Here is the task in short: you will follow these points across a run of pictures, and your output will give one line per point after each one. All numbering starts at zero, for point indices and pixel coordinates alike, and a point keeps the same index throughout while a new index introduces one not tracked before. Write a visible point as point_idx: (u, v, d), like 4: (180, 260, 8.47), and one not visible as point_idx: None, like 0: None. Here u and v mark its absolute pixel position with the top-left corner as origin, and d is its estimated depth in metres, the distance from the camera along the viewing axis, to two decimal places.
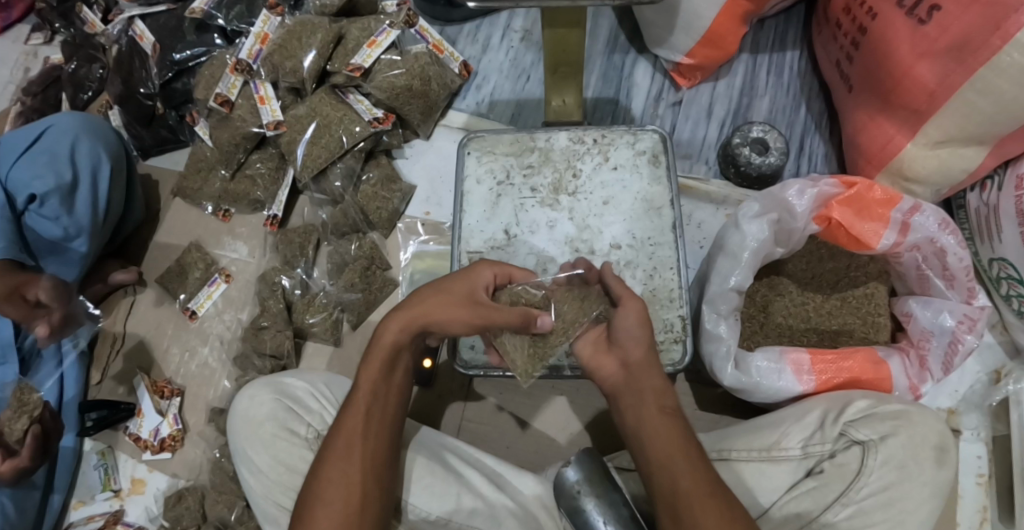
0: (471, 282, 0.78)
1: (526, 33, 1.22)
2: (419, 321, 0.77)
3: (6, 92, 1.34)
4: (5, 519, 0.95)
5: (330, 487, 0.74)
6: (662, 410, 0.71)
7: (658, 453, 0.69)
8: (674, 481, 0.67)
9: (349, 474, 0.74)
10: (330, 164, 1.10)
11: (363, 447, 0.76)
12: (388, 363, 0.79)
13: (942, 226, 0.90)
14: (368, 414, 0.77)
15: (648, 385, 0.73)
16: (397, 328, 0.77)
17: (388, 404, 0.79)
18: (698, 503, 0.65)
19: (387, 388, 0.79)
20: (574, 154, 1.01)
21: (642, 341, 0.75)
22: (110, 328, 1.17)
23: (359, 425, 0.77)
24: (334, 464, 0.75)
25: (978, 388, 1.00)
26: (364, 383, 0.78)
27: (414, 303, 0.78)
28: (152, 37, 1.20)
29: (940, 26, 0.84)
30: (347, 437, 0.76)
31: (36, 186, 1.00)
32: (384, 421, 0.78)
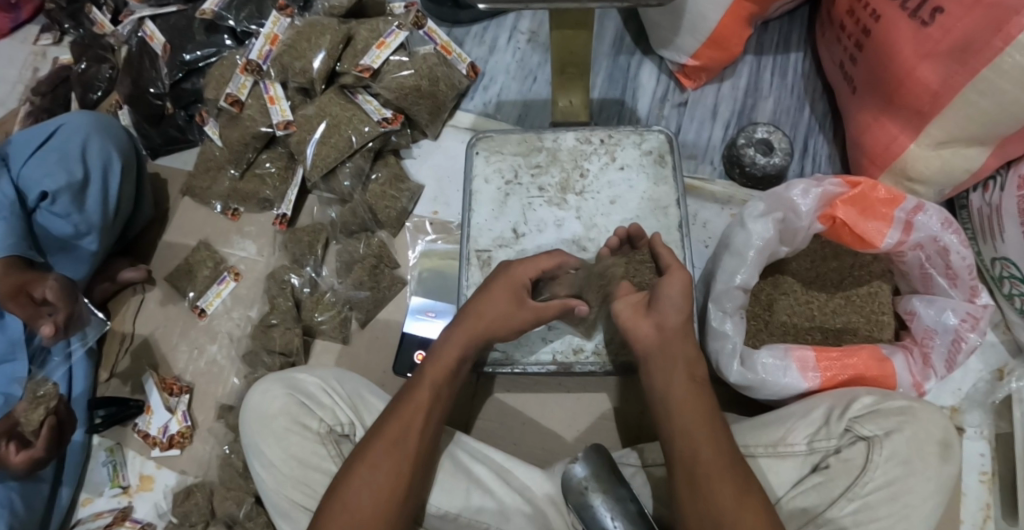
0: (512, 285, 0.84)
1: (533, 34, 1.24)
2: (478, 331, 0.82)
3: (15, 91, 1.34)
4: (15, 514, 0.96)
5: (375, 472, 0.75)
6: (691, 379, 0.74)
7: (681, 425, 0.72)
8: (695, 453, 0.70)
9: (379, 482, 0.75)
10: (338, 164, 1.11)
11: (398, 458, 0.76)
12: (449, 374, 0.82)
13: (945, 226, 0.91)
14: (410, 426, 0.78)
15: (681, 355, 0.75)
16: (463, 341, 0.82)
17: (431, 418, 0.79)
18: (713, 475, 0.69)
19: (434, 401, 0.80)
20: (581, 154, 1.03)
21: (682, 310, 0.76)
22: (119, 326, 1.18)
23: (399, 434, 0.77)
24: (381, 449, 0.76)
25: (981, 386, 1.01)
26: (429, 380, 0.80)
27: (472, 315, 0.83)
28: (162, 37, 1.21)
29: (942, 28, 0.85)
30: (383, 444, 0.77)
31: (47, 185, 1.01)
32: (431, 426, 0.79)
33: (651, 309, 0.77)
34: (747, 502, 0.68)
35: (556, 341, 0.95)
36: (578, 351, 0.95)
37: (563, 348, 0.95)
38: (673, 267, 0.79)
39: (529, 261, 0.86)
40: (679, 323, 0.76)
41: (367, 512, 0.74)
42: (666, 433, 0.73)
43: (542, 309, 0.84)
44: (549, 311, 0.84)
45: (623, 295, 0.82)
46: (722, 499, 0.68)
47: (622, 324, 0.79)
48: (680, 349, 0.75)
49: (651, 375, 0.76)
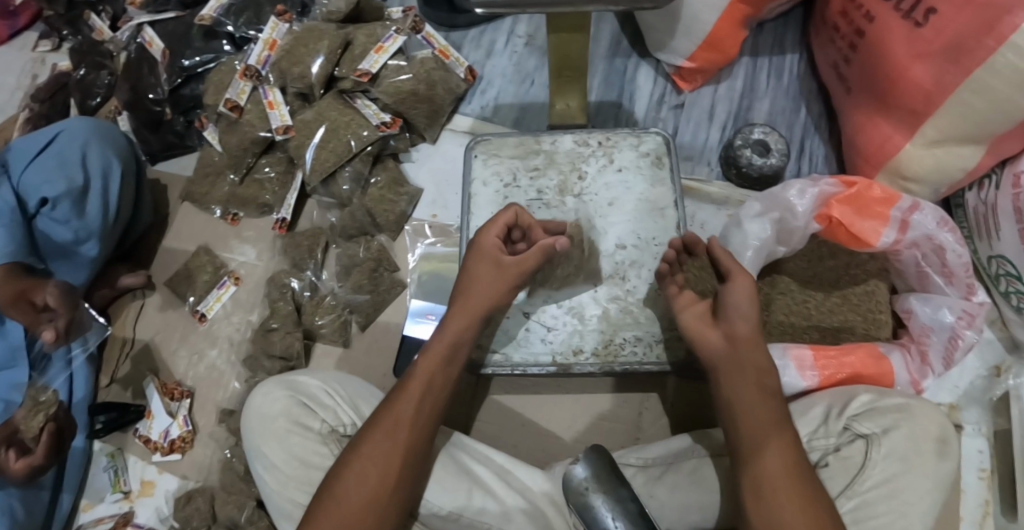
0: (487, 254, 0.88)
1: (530, 38, 1.24)
2: (472, 313, 0.86)
3: (13, 98, 1.35)
4: (15, 520, 0.96)
5: (368, 461, 0.78)
6: (762, 388, 0.77)
7: (752, 433, 0.75)
8: (761, 461, 0.73)
9: (368, 474, 0.77)
10: (338, 168, 1.12)
11: (389, 453, 0.78)
12: (444, 363, 0.84)
13: (940, 224, 0.91)
14: (400, 420, 0.80)
15: (750, 362, 0.78)
16: (459, 327, 0.85)
17: (423, 412, 0.81)
18: (780, 487, 0.71)
19: (428, 393, 0.82)
20: (578, 157, 1.03)
21: (749, 317, 0.81)
22: (119, 331, 1.18)
23: (390, 428, 0.79)
24: (375, 438, 0.79)
25: (978, 383, 1.02)
26: (422, 371, 0.83)
27: (462, 295, 0.87)
28: (161, 44, 1.21)
29: (935, 28, 0.87)
30: (374, 439, 0.79)
31: (47, 190, 1.01)
32: (425, 416, 0.81)
33: (720, 318, 0.82)
34: (816, 513, 0.70)
35: (555, 341, 0.96)
36: (577, 352, 0.95)
37: (563, 349, 0.95)
38: (735, 272, 0.82)
39: (494, 224, 0.89)
40: (750, 329, 0.80)
41: (358, 501, 0.76)
42: (735, 440, 0.76)
43: (525, 262, 0.87)
44: (531, 259, 0.87)
45: (689, 304, 0.86)
46: (792, 507, 0.70)
47: (688, 331, 0.84)
48: (748, 361, 0.79)
49: (722, 384, 0.79)
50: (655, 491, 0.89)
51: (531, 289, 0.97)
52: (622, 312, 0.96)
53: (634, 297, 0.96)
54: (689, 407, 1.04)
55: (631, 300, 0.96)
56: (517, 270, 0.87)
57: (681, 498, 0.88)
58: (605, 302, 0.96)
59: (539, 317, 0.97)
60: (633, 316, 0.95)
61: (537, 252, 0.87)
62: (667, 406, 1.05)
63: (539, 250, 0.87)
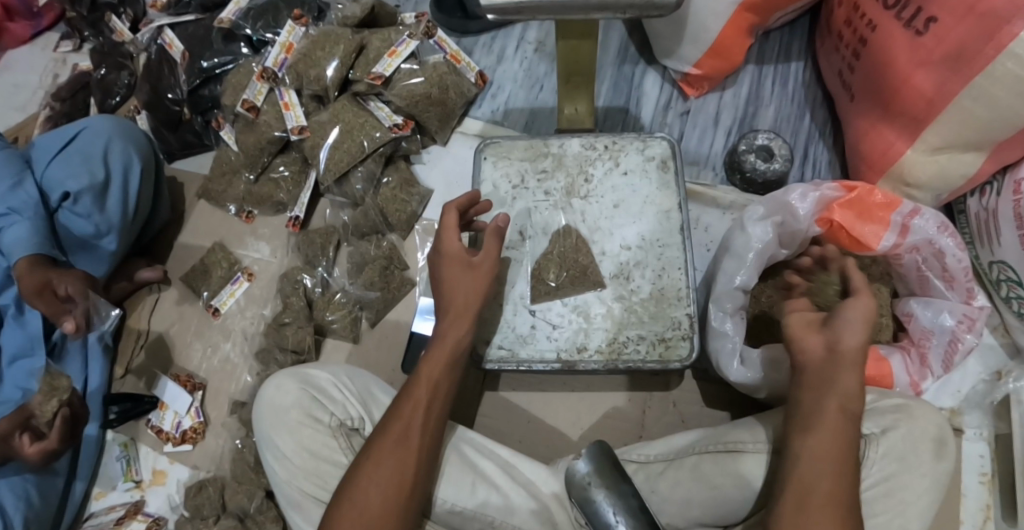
0: (455, 256, 0.90)
1: (539, 44, 1.27)
2: (468, 311, 0.88)
3: (35, 97, 1.39)
4: (31, 505, 0.99)
5: (383, 466, 0.79)
6: (841, 408, 0.75)
7: (814, 446, 0.73)
8: (813, 476, 0.72)
9: (386, 477, 0.78)
10: (352, 168, 1.14)
11: (403, 455, 0.80)
12: (446, 369, 0.85)
13: (940, 230, 0.93)
14: (411, 423, 0.82)
15: (841, 380, 0.76)
16: (458, 330, 0.87)
17: (431, 414, 0.83)
18: (823, 504, 0.70)
19: (435, 395, 0.84)
20: (586, 160, 1.06)
21: (860, 336, 0.78)
22: (135, 324, 1.21)
23: (402, 431, 0.81)
24: (388, 443, 0.80)
25: (980, 388, 1.03)
26: (426, 377, 0.84)
27: (448, 300, 0.89)
28: (181, 46, 1.25)
29: (936, 36, 0.89)
30: (391, 443, 0.80)
31: (70, 185, 1.05)
32: (433, 419, 0.83)
33: (828, 328, 0.79)
34: None
35: (560, 339, 0.98)
36: (582, 350, 0.97)
37: (567, 346, 0.97)
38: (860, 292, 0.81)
39: (448, 228, 0.91)
40: (853, 346, 0.77)
41: (376, 505, 0.77)
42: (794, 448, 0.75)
43: (489, 248, 0.91)
44: (494, 246, 0.91)
45: (798, 310, 0.84)
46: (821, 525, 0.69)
47: (790, 333, 0.81)
48: (838, 382, 0.76)
49: (804, 390, 0.77)
50: (656, 487, 0.92)
51: (534, 287, 1.00)
52: (626, 311, 0.97)
53: (638, 296, 0.98)
54: (691, 406, 1.06)
55: (635, 300, 0.98)
56: (484, 261, 0.90)
57: (682, 493, 0.90)
58: (609, 301, 0.98)
59: (544, 315, 0.99)
60: (637, 315, 0.97)
61: (495, 235, 0.91)
62: (671, 405, 1.06)
63: (494, 234, 0.91)
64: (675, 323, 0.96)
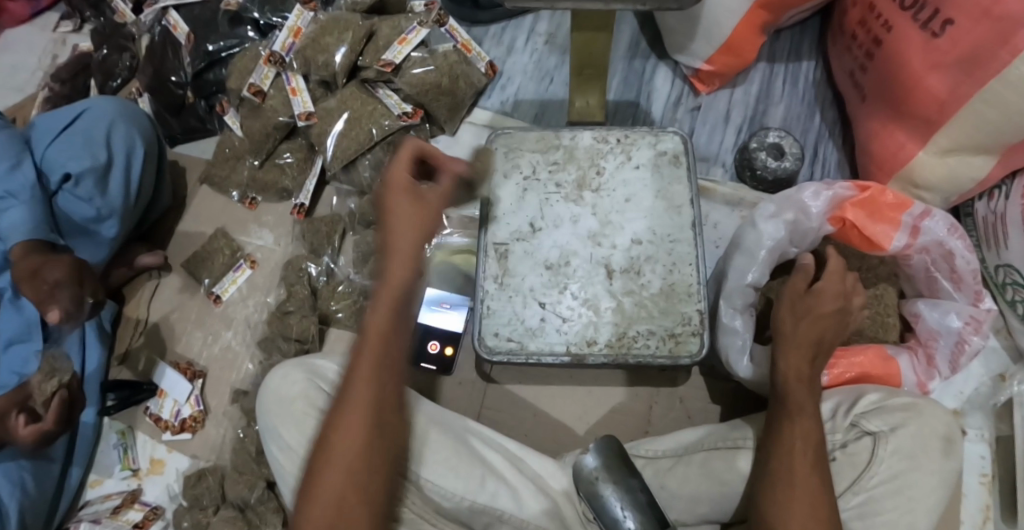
0: (400, 196, 0.72)
1: (551, 36, 1.26)
2: (403, 270, 0.71)
3: (33, 77, 1.36)
4: (26, 492, 0.97)
5: (341, 458, 0.70)
6: (802, 410, 0.81)
7: (786, 440, 0.79)
8: (787, 464, 0.78)
9: (348, 471, 0.69)
10: (358, 157, 1.13)
11: (349, 468, 0.70)
12: (391, 330, 0.71)
13: (950, 231, 0.93)
14: (363, 406, 0.70)
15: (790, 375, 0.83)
16: (394, 288, 0.70)
17: (383, 388, 0.71)
18: (803, 493, 0.76)
19: (376, 388, 0.71)
20: (597, 153, 1.05)
21: (803, 336, 0.84)
22: (133, 311, 1.19)
23: (354, 416, 0.70)
24: (341, 434, 0.70)
25: (983, 390, 1.04)
26: (370, 346, 0.71)
27: (385, 249, 0.71)
28: (186, 28, 1.23)
29: (952, 39, 0.89)
30: (335, 457, 0.70)
31: (71, 166, 1.02)
32: (387, 390, 0.71)
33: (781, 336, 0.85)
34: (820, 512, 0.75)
35: (570, 332, 0.96)
36: (591, 343, 0.96)
37: (577, 340, 0.96)
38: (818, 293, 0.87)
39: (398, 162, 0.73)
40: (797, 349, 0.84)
41: (345, 504, 0.69)
42: (767, 445, 0.81)
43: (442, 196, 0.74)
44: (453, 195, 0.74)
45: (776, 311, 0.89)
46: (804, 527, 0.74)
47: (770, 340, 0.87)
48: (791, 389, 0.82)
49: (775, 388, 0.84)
50: (665, 482, 0.92)
51: (545, 276, 0.99)
52: (636, 306, 0.96)
53: (648, 291, 0.97)
54: (697, 402, 1.06)
55: (645, 295, 0.97)
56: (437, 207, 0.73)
57: (691, 489, 0.90)
58: (619, 295, 0.97)
59: (555, 307, 0.97)
60: (646, 310, 0.96)
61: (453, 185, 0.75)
62: (677, 401, 1.06)
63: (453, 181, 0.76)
64: (684, 319, 0.95)
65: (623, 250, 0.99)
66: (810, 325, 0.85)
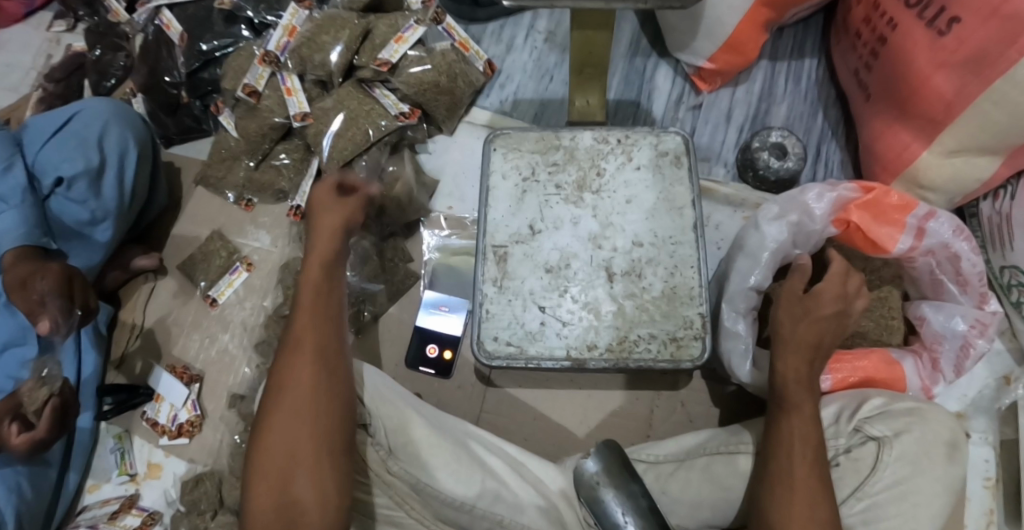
0: (329, 185, 0.90)
1: (550, 34, 1.25)
2: (332, 233, 0.86)
3: (27, 77, 1.34)
4: (22, 498, 0.96)
5: (290, 387, 0.78)
6: (804, 415, 0.79)
7: (787, 444, 0.78)
8: (789, 470, 0.77)
9: (298, 395, 0.77)
10: (355, 157, 1.11)
11: (295, 399, 0.77)
12: (324, 281, 0.84)
13: (956, 233, 0.92)
14: (306, 339, 0.80)
15: (791, 377, 0.81)
16: (326, 246, 0.86)
17: (323, 324, 0.82)
18: (806, 499, 0.75)
19: (317, 332, 0.81)
20: (598, 154, 1.03)
21: (805, 341, 0.82)
22: (129, 314, 1.18)
23: (297, 350, 0.80)
24: (288, 364, 0.79)
25: (987, 393, 1.03)
26: (307, 295, 0.83)
27: (319, 223, 0.87)
28: (180, 27, 1.21)
29: (958, 38, 0.87)
30: (284, 393, 0.78)
31: (64, 169, 1.01)
32: (328, 328, 0.82)
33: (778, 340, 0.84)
34: (817, 517, 0.74)
35: (570, 336, 0.95)
36: (592, 348, 0.94)
37: (577, 344, 0.94)
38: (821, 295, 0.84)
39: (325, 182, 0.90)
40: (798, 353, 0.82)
41: (296, 427, 0.76)
42: (769, 450, 0.80)
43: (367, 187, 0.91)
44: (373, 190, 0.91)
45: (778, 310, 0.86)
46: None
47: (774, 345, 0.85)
48: (792, 396, 0.81)
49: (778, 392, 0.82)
50: (666, 487, 0.91)
51: (545, 277, 0.97)
52: (637, 309, 0.95)
53: (649, 294, 0.96)
54: (699, 406, 1.05)
55: (647, 298, 0.96)
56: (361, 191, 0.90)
57: (693, 494, 0.89)
58: (620, 299, 0.96)
59: (555, 311, 0.96)
60: (648, 314, 0.95)
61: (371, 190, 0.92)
62: (679, 404, 1.05)
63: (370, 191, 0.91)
64: (686, 322, 0.94)
65: (614, 247, 0.98)
66: (809, 327, 0.83)
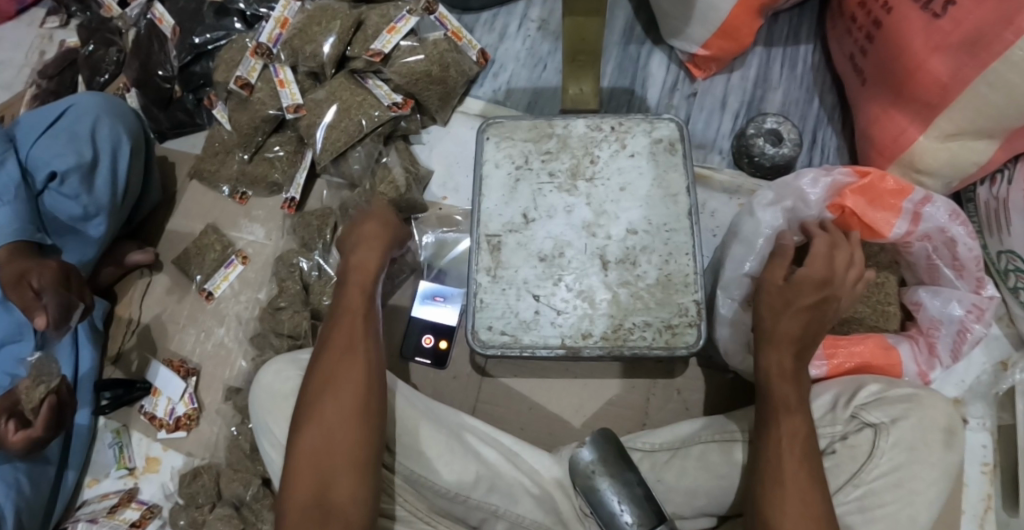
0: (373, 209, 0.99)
1: (543, 22, 1.24)
2: (376, 241, 0.95)
3: (21, 74, 1.34)
4: (21, 494, 0.96)
5: (336, 377, 0.82)
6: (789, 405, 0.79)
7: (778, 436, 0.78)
8: (779, 462, 0.77)
9: (342, 386, 0.82)
10: (349, 149, 1.12)
11: (339, 392, 0.81)
12: (368, 281, 0.91)
13: (952, 217, 0.91)
14: (353, 335, 0.85)
15: (778, 365, 0.81)
16: (367, 250, 0.93)
17: (370, 323, 0.87)
18: (799, 491, 0.74)
19: (362, 335, 0.86)
20: (591, 141, 1.02)
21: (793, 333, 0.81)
22: (125, 310, 1.18)
23: (345, 345, 0.85)
24: (334, 357, 0.84)
25: (985, 378, 1.02)
26: (353, 294, 0.89)
27: (360, 232, 0.96)
28: (171, 20, 1.21)
29: (954, 20, 0.86)
30: (327, 392, 0.82)
31: (56, 164, 1.01)
32: (372, 328, 0.87)
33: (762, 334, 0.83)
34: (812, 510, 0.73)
35: (565, 324, 0.94)
36: (586, 336, 0.94)
37: (572, 332, 0.94)
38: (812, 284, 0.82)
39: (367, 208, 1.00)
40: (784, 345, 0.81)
41: (337, 414, 0.80)
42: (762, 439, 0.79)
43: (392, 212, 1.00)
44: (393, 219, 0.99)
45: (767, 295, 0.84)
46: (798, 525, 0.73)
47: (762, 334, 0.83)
48: (778, 390, 0.80)
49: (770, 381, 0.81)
50: (662, 476, 0.90)
51: (541, 266, 0.97)
52: (632, 297, 0.95)
53: (644, 282, 0.95)
54: (696, 394, 1.05)
55: (641, 286, 0.95)
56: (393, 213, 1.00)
57: (689, 482, 0.89)
58: (615, 287, 0.95)
59: (548, 299, 0.96)
60: (643, 302, 0.94)
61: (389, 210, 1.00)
62: (674, 393, 1.05)
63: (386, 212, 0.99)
64: (681, 310, 0.94)
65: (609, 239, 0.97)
66: (791, 319, 0.81)
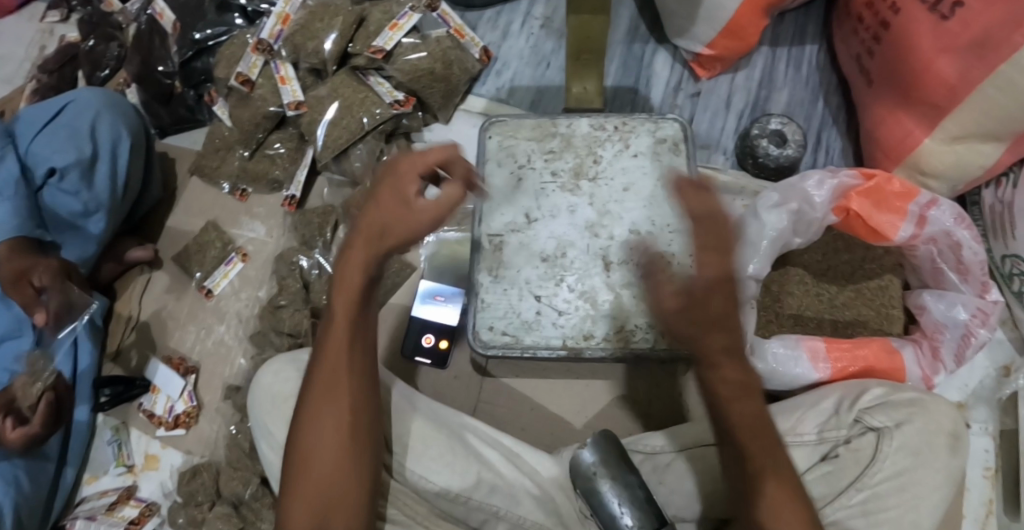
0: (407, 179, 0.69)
1: (546, 20, 1.23)
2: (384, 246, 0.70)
3: (21, 69, 1.33)
4: (20, 491, 0.96)
5: (323, 419, 0.77)
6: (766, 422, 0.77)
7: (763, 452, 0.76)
8: None
9: (330, 429, 0.76)
10: (351, 146, 1.11)
11: (328, 435, 0.76)
12: (358, 305, 0.75)
13: (958, 221, 0.91)
14: (336, 370, 0.77)
15: None
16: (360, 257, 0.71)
17: (356, 354, 0.77)
18: None
19: (349, 369, 0.77)
20: (595, 140, 1.01)
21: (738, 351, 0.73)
22: (123, 307, 1.17)
23: (329, 381, 0.77)
24: (319, 397, 0.77)
25: (988, 382, 1.01)
26: (338, 320, 0.76)
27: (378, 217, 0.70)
28: (172, 16, 1.21)
29: (962, 21, 0.85)
30: (315, 437, 0.77)
31: (56, 160, 1.01)
32: (358, 359, 0.77)
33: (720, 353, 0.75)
34: None
35: (567, 325, 0.94)
36: (589, 337, 0.93)
37: (574, 333, 0.94)
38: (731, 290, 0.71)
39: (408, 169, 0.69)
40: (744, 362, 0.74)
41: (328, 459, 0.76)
42: None
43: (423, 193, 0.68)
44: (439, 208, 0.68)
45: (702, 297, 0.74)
46: None
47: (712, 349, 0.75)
48: None
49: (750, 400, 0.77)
50: (663, 479, 0.90)
51: (543, 266, 0.96)
52: (636, 299, 0.94)
53: None
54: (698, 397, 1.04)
55: None
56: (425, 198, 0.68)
57: (691, 485, 0.88)
58: (618, 288, 0.95)
59: (550, 299, 0.95)
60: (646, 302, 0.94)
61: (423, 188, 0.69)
62: (676, 394, 1.04)
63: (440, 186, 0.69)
64: None
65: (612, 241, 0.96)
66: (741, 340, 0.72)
